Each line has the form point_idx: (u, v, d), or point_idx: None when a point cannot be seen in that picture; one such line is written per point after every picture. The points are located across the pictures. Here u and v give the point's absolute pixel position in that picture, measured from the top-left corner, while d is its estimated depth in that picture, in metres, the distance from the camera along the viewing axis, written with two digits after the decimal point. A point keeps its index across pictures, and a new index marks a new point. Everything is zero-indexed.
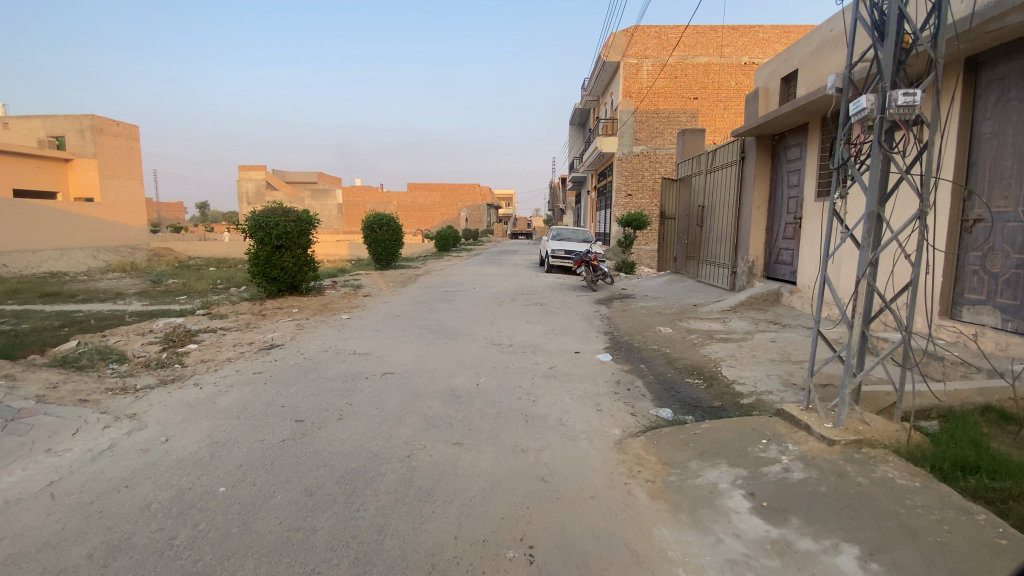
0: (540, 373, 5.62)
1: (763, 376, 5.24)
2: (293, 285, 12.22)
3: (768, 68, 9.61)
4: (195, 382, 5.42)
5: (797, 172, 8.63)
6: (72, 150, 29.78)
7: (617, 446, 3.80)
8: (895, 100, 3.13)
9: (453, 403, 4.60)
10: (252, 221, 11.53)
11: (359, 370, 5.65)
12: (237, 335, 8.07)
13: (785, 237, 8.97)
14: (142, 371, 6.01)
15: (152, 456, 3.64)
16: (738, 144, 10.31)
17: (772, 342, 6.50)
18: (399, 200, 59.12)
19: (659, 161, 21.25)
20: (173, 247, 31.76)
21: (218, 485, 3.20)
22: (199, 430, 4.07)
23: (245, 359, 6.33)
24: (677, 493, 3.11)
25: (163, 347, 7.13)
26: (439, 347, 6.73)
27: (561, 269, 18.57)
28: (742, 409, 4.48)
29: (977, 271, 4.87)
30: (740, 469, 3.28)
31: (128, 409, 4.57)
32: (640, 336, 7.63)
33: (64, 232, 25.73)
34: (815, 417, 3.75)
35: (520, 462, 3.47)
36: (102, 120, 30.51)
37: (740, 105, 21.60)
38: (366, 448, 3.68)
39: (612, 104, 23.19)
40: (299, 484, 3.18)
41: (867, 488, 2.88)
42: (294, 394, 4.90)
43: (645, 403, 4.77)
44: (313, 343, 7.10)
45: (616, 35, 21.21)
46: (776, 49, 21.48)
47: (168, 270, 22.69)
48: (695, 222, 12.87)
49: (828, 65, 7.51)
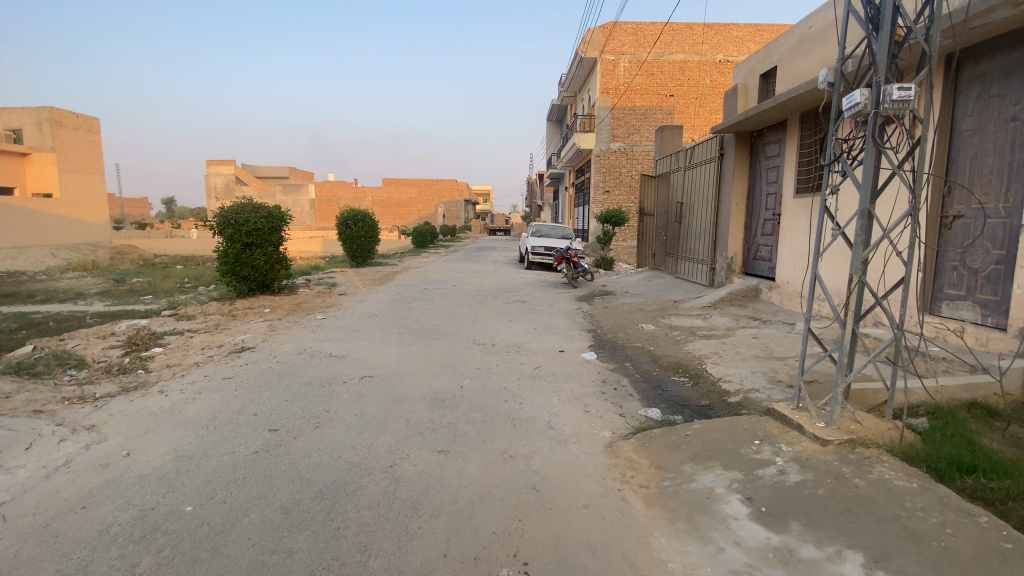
0: (525, 373, 5.49)
1: (748, 373, 5.20)
2: (265, 284, 11.80)
3: (747, 65, 9.67)
4: (161, 389, 5.10)
5: (776, 169, 8.70)
6: (29, 143, 28.28)
7: (608, 449, 3.69)
8: (889, 94, 3.10)
9: (437, 408, 4.42)
10: (221, 217, 11.04)
11: (337, 374, 5.42)
12: (207, 337, 7.70)
13: (763, 233, 9.03)
14: (102, 378, 5.64)
15: (112, 472, 3.37)
16: (717, 141, 10.35)
17: (755, 339, 6.50)
18: (374, 196, 58.33)
19: (636, 157, 21.19)
20: (138, 245, 30.51)
21: (185, 503, 2.96)
22: (164, 443, 3.79)
23: (214, 364, 6.00)
24: (673, 499, 3.01)
25: (126, 352, 6.73)
26: (421, 348, 6.53)
27: (540, 266, 18.48)
28: (730, 408, 4.43)
29: (957, 268, 4.93)
30: (734, 472, 3.20)
31: (85, 420, 4.25)
32: (624, 334, 7.56)
33: (19, 229, 24.42)
34: (806, 416, 3.70)
35: (510, 470, 3.33)
36: (61, 112, 28.95)
37: (715, 102, 21.91)
38: (346, 459, 3.48)
39: (589, 101, 23.19)
40: (273, 500, 2.97)
41: (866, 490, 2.84)
42: (267, 401, 4.65)
43: (633, 403, 4.68)
44: (287, 346, 6.80)
45: (593, 31, 21.14)
46: (749, 47, 21.81)
47: (133, 269, 21.71)
48: (673, 219, 12.91)
49: (807, 62, 7.54)
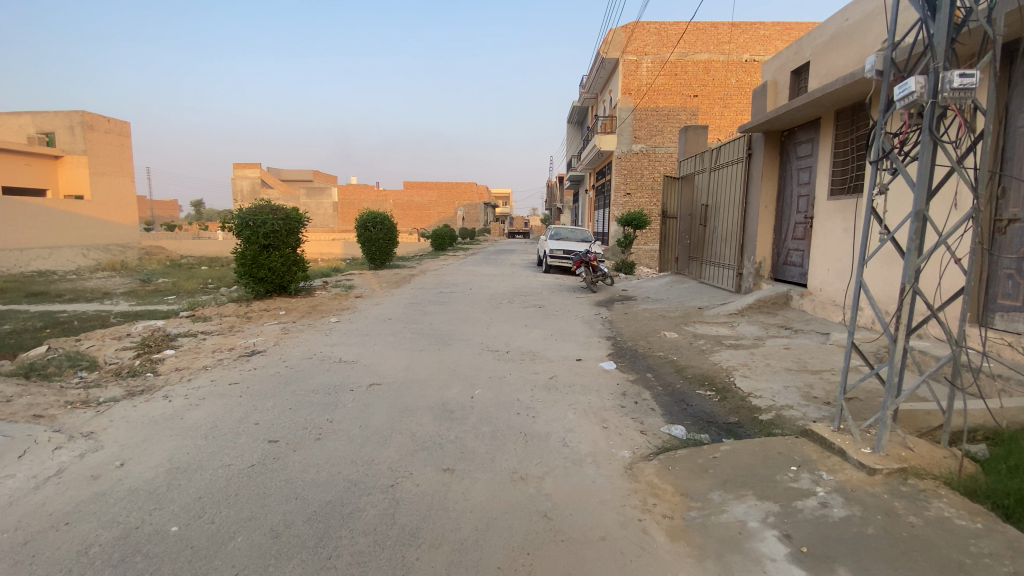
0: (540, 383, 5.20)
1: (781, 388, 4.82)
2: (282, 286, 11.75)
3: (776, 61, 9.22)
4: (165, 394, 4.96)
5: (808, 169, 8.27)
6: (62, 146, 29.19)
7: (627, 472, 3.39)
8: (949, 82, 2.73)
9: (445, 420, 4.17)
10: (239, 219, 11.05)
11: (344, 381, 5.22)
12: (219, 339, 7.63)
13: (794, 237, 8.58)
14: (110, 381, 5.54)
15: (102, 485, 3.20)
16: (744, 141, 9.92)
17: (786, 350, 6.10)
18: (395, 200, 58.73)
19: (658, 159, 20.78)
20: (166, 246, 31.15)
21: (171, 523, 2.77)
22: (159, 454, 3.62)
23: (222, 368, 5.86)
24: (700, 533, 2.71)
25: (138, 353, 6.68)
26: (432, 354, 6.32)
27: (559, 269, 18.15)
28: (761, 427, 4.09)
29: (1012, 275, 4.49)
30: (769, 503, 2.87)
31: (85, 426, 4.12)
32: (645, 343, 7.21)
33: (55, 230, 25.27)
34: (849, 440, 3.34)
35: (519, 494, 3.06)
36: (93, 116, 29.81)
37: (741, 103, 21.32)
38: (345, 476, 3.26)
39: (611, 102, 22.83)
40: (264, 522, 2.76)
41: (923, 531, 2.48)
42: (270, 409, 4.46)
43: (655, 419, 4.37)
44: (298, 350, 6.66)
45: (616, 31, 20.76)
46: (777, 46, 21.18)
47: (158, 269, 22.10)
48: (698, 222, 12.48)
49: (843, 57, 7.11)
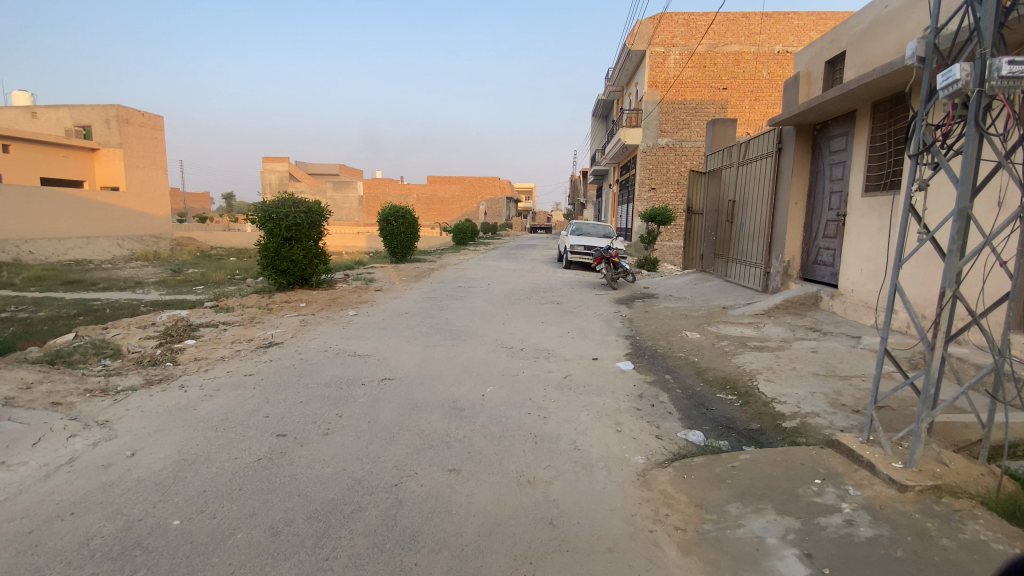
0: (553, 383, 5.08)
1: (807, 394, 4.60)
2: (303, 278, 11.86)
3: (810, 51, 8.83)
4: (181, 384, 5.01)
5: (841, 164, 7.91)
6: (98, 139, 30.21)
7: (639, 479, 3.25)
8: (997, 69, 2.48)
9: (454, 418, 4.10)
10: (262, 212, 11.20)
11: (357, 375, 5.21)
12: (239, 330, 7.72)
13: (825, 236, 8.23)
14: (131, 369, 5.65)
15: (111, 475, 3.22)
16: (774, 135, 9.55)
17: (813, 353, 5.84)
18: (419, 193, 59.02)
19: (685, 154, 20.32)
20: (196, 238, 32.01)
21: (173, 516, 2.75)
22: (170, 444, 3.64)
23: (239, 359, 5.91)
24: (714, 548, 2.56)
25: (160, 342, 6.81)
26: (446, 349, 6.26)
27: (580, 265, 17.95)
28: (785, 434, 3.91)
29: None
30: (790, 518, 2.70)
31: (101, 415, 4.18)
32: (665, 343, 7.02)
33: (91, 221, 26.15)
34: (879, 453, 3.13)
35: (525, 499, 2.96)
36: (127, 110, 30.72)
37: (772, 95, 20.64)
38: (349, 473, 3.21)
39: (636, 95, 22.37)
40: (264, 519, 2.72)
41: (956, 555, 2.29)
42: (282, 402, 4.46)
43: (672, 423, 4.21)
44: (314, 342, 6.69)
45: (642, 23, 20.30)
46: (811, 37, 20.37)
47: (188, 259, 22.67)
48: (724, 218, 12.12)
49: (882, 46, 6.73)
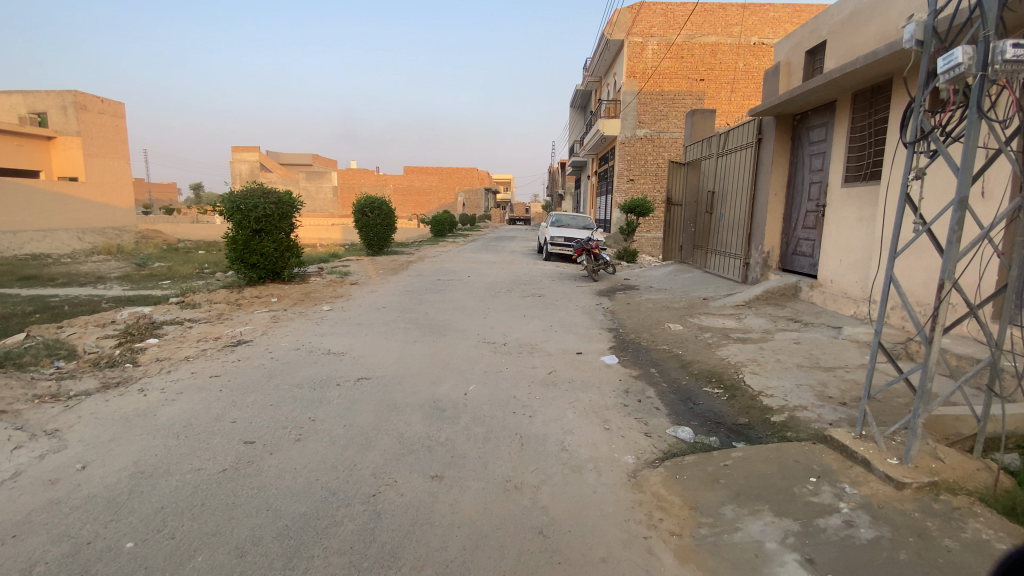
0: (537, 379, 4.93)
1: (793, 387, 4.54)
2: (275, 272, 11.44)
3: (790, 41, 8.80)
4: (141, 388, 4.68)
5: (821, 155, 7.91)
6: (55, 127, 28.65)
7: (631, 481, 3.12)
8: (1001, 52, 2.35)
9: (435, 420, 3.91)
10: (229, 203, 10.70)
11: (332, 375, 4.96)
12: (205, 327, 7.34)
13: (805, 226, 8.24)
14: (87, 371, 5.28)
15: (59, 491, 2.94)
16: (754, 125, 9.50)
17: (796, 344, 5.83)
18: (395, 184, 58.05)
19: (663, 145, 20.34)
20: (162, 230, 30.80)
21: (127, 538, 2.50)
22: (126, 455, 3.36)
23: (205, 359, 5.58)
24: (712, 554, 2.44)
25: (120, 342, 6.41)
26: (426, 346, 6.04)
27: (560, 257, 17.84)
28: (773, 429, 3.84)
29: None
30: (788, 520, 2.61)
31: (50, 424, 3.86)
32: (648, 335, 6.93)
33: (47, 213, 24.83)
34: (874, 449, 3.05)
35: (513, 507, 2.79)
36: (85, 96, 29.19)
37: (748, 87, 20.78)
38: (323, 484, 2.99)
39: (615, 85, 22.22)
40: (229, 539, 2.49)
41: (961, 557, 2.21)
42: (250, 405, 4.19)
43: (660, 420, 4.11)
44: (286, 340, 6.39)
45: (621, 12, 20.08)
46: (786, 29, 20.63)
47: (155, 253, 21.75)
48: (703, 209, 12.12)
49: (862, 36, 6.70)
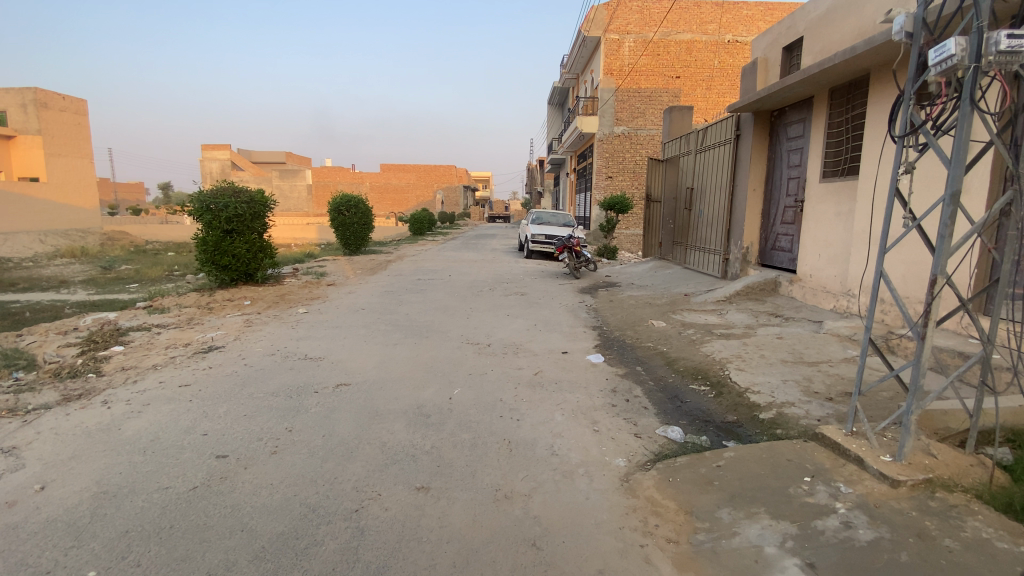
0: (523, 381, 4.82)
1: (780, 383, 4.53)
2: (248, 273, 11.09)
3: (767, 37, 8.85)
4: (105, 399, 4.41)
5: (799, 151, 7.98)
6: (14, 126, 27.40)
7: (623, 485, 3.03)
8: (995, 43, 2.32)
9: (420, 427, 3.76)
10: (198, 203, 10.32)
11: (309, 382, 4.76)
12: (175, 333, 7.03)
13: (784, 221, 8.31)
14: (47, 383, 4.98)
15: (13, 516, 2.71)
16: (732, 121, 9.54)
17: (779, 339, 5.84)
18: (372, 182, 57.27)
19: (641, 142, 20.42)
20: (128, 232, 29.72)
21: (87, 567, 2.30)
22: (88, 474, 3.13)
23: (174, 367, 5.32)
24: (711, 561, 2.37)
25: (83, 350, 6.08)
26: (407, 348, 5.88)
27: (541, 255, 17.77)
28: (763, 426, 3.80)
29: None
30: (785, 523, 2.55)
31: (4, 441, 3.59)
32: (633, 333, 6.89)
33: (6, 215, 23.67)
34: (867, 446, 3.03)
35: (504, 517, 2.68)
36: (47, 94, 28.00)
37: (723, 84, 21.03)
38: (302, 500, 2.82)
39: (592, 82, 22.23)
40: (201, 564, 2.32)
41: (963, 557, 2.17)
42: (222, 416, 3.98)
43: (649, 420, 4.04)
44: (260, 345, 6.15)
45: (597, 8, 20.08)
46: (759, 27, 20.93)
47: (123, 255, 20.96)
48: (682, 205, 12.18)
49: (839, 32, 6.76)
